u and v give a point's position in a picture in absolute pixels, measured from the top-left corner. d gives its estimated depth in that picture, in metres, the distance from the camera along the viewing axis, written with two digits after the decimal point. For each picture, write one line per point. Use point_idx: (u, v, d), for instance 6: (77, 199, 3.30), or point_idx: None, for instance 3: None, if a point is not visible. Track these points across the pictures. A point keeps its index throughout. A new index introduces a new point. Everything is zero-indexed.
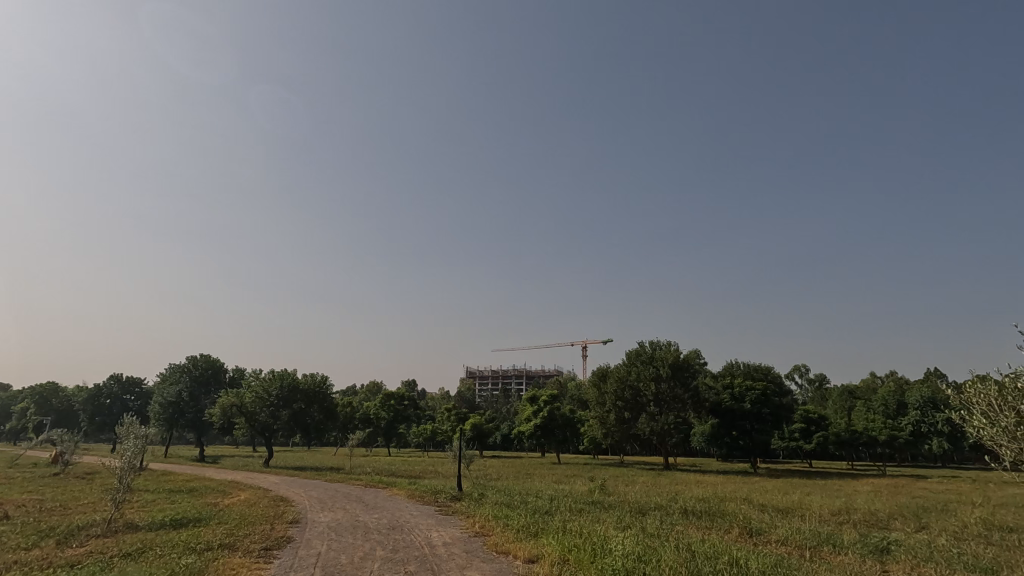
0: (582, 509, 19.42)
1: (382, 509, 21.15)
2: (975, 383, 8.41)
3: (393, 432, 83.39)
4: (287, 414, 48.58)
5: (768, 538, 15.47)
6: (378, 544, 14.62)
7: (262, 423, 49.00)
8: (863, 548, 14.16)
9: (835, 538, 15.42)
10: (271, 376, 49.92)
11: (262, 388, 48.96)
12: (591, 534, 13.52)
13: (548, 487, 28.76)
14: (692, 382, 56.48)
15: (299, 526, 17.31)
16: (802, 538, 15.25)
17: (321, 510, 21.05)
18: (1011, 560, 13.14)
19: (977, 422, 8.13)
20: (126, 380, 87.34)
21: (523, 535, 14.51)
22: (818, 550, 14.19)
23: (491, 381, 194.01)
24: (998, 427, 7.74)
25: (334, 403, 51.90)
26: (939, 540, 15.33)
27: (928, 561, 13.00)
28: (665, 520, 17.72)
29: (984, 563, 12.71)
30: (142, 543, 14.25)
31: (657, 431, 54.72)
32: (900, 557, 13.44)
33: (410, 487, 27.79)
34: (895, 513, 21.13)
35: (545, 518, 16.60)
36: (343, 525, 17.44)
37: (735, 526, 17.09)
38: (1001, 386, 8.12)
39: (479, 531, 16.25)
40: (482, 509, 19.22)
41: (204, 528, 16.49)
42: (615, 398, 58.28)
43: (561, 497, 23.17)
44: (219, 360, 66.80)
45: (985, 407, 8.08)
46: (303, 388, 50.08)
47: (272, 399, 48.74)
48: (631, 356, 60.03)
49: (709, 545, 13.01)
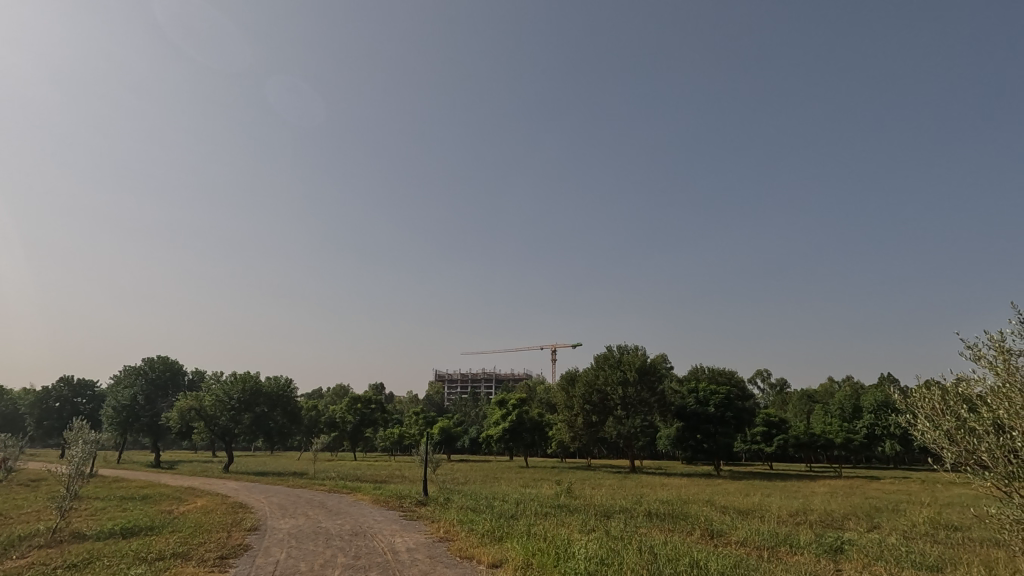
0: (546, 513, 19.34)
1: (345, 515, 20.72)
2: (921, 388, 8.75)
3: (359, 436, 81.83)
4: (248, 418, 47.25)
5: (728, 540, 15.80)
6: (339, 551, 14.35)
7: (222, 428, 47.41)
8: (819, 548, 14.59)
9: (791, 539, 15.81)
10: (232, 379, 48.47)
11: (223, 392, 47.51)
12: (554, 538, 13.53)
13: (514, 491, 28.69)
14: (658, 387, 57.32)
15: (258, 533, 16.83)
16: (760, 539, 15.58)
17: (282, 516, 20.58)
18: (957, 558, 13.64)
19: (922, 426, 8.45)
20: (77, 382, 83.83)
21: (487, 539, 14.48)
22: (775, 551, 14.52)
23: (460, 386, 193.57)
24: (940, 430, 8.06)
25: (298, 406, 50.98)
26: (891, 539, 15.88)
27: (879, 561, 13.43)
28: (630, 523, 17.89)
29: (931, 561, 13.20)
30: (89, 553, 13.60)
31: (624, 435, 55.34)
32: (852, 556, 13.89)
33: (375, 493, 27.44)
34: (848, 514, 21.76)
35: (510, 523, 16.55)
36: (304, 533, 17.03)
37: (697, 528, 17.42)
38: (943, 390, 8.44)
39: (443, 536, 16.04)
40: (447, 514, 19.03)
41: (156, 536, 15.91)
42: (583, 402, 58.70)
43: (527, 501, 23.24)
44: (177, 363, 64.68)
45: (930, 411, 8.38)
46: (266, 391, 48.89)
47: (233, 403, 47.30)
48: (599, 360, 60.45)
49: (671, 548, 13.18)
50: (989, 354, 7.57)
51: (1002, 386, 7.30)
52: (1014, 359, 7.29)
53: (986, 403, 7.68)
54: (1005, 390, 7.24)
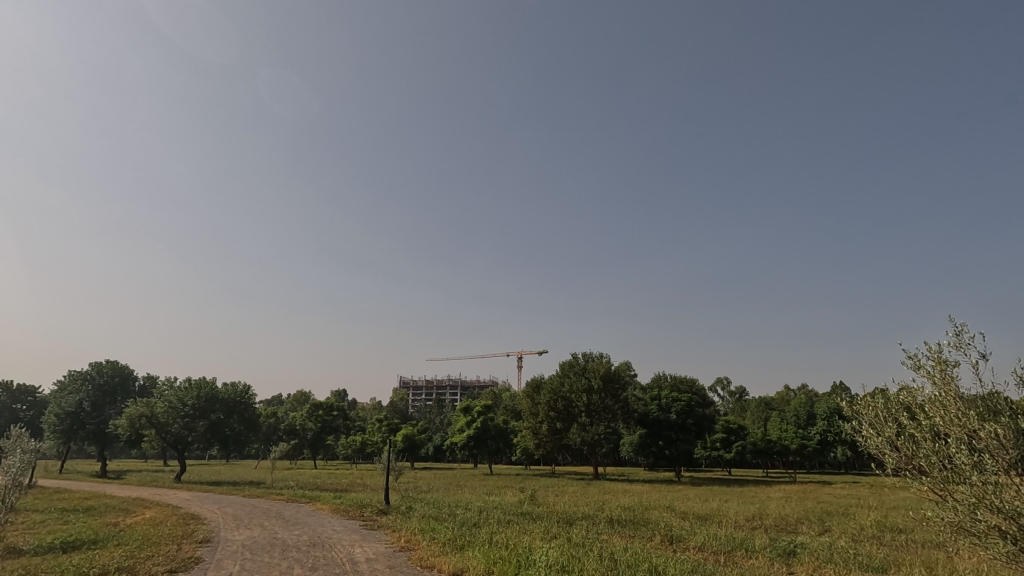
0: (509, 521, 19.17)
1: (302, 525, 20.22)
2: (866, 396, 9.17)
3: (320, 444, 79.87)
4: (203, 425, 45.57)
5: (686, 545, 16.09)
6: (296, 562, 13.97)
7: (174, 436, 45.58)
8: (773, 551, 15.02)
9: (746, 543, 16.22)
10: (186, 385, 46.77)
11: (176, 398, 45.67)
12: (516, 545, 13.55)
13: (477, 498, 28.41)
14: (622, 394, 58.02)
15: (210, 546, 16.22)
16: (717, 544, 15.92)
17: (235, 527, 19.91)
18: (900, 560, 14.27)
19: (866, 433, 8.85)
20: (16, 388, 79.35)
21: (449, 548, 14.35)
22: (732, 555, 14.86)
23: (425, 392, 192.04)
24: (882, 437, 8.47)
25: (256, 413, 49.62)
26: (839, 541, 16.48)
27: (829, 563, 13.92)
28: (591, 530, 18.03)
29: (877, 563, 13.75)
30: (24, 569, 12.86)
31: (588, 442, 55.82)
32: (804, 559, 14.35)
33: (334, 502, 26.85)
34: (802, 518, 22.42)
35: (472, 531, 16.42)
36: (259, 544, 16.51)
37: (657, 534, 17.67)
38: (885, 398, 8.89)
39: (404, 545, 15.79)
40: (409, 523, 18.76)
41: (99, 550, 15.16)
42: (547, 409, 58.91)
43: (490, 508, 23.13)
44: (127, 368, 62.11)
45: (873, 419, 8.77)
46: (222, 398, 47.33)
47: (187, 410, 45.51)
48: (564, 367, 60.69)
49: (631, 554, 13.34)
50: (928, 364, 7.97)
51: (939, 396, 7.68)
52: (949, 368, 7.68)
53: (924, 411, 8.08)
54: (940, 399, 7.63)
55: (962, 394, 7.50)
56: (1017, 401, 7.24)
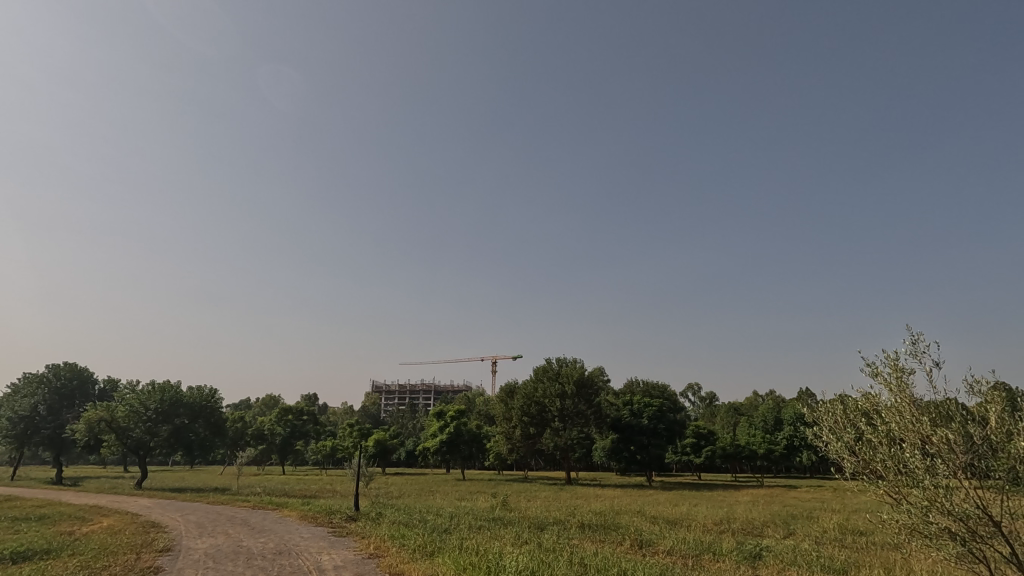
0: (480, 526, 19.09)
1: (269, 532, 19.79)
2: (827, 402, 9.41)
3: (289, 449, 78.23)
4: (167, 430, 44.22)
5: (656, 549, 16.30)
6: (261, 570, 13.67)
7: (135, 441, 44.05)
8: (739, 554, 15.31)
9: (714, 546, 16.49)
10: (149, 389, 45.33)
11: (138, 401, 44.19)
12: (487, 551, 13.51)
13: (448, 504, 28.21)
14: (595, 399, 58.48)
15: (170, 555, 15.72)
16: (686, 548, 16.14)
17: (199, 535, 19.34)
18: (860, 561, 14.70)
19: (827, 437, 9.09)
20: None
21: (418, 555, 14.20)
22: (700, 559, 15.10)
23: (397, 397, 190.21)
24: (841, 442, 8.72)
25: (223, 417, 48.48)
26: (802, 544, 16.88)
27: (792, 565, 14.25)
28: (562, 535, 18.13)
29: (838, 564, 14.12)
30: None
31: (561, 447, 56.12)
32: (769, 562, 14.65)
33: (303, 508, 26.32)
34: (768, 521, 22.95)
35: (442, 537, 16.26)
36: (223, 552, 16.12)
37: (627, 538, 17.83)
38: (845, 404, 9.15)
39: (373, 552, 15.58)
40: (379, 529, 18.57)
41: (51, 561, 14.50)
42: (520, 414, 58.92)
43: (461, 514, 23.02)
44: (88, 371, 60.12)
45: (832, 425, 9.01)
46: (187, 402, 46.09)
47: (150, 414, 44.11)
48: (538, 372, 60.75)
49: (601, 558, 13.42)
50: (886, 372, 8.23)
51: (895, 403, 7.93)
52: (905, 376, 7.95)
53: (879, 417, 8.37)
54: (896, 406, 7.88)
55: (915, 400, 7.77)
56: (968, 406, 7.57)
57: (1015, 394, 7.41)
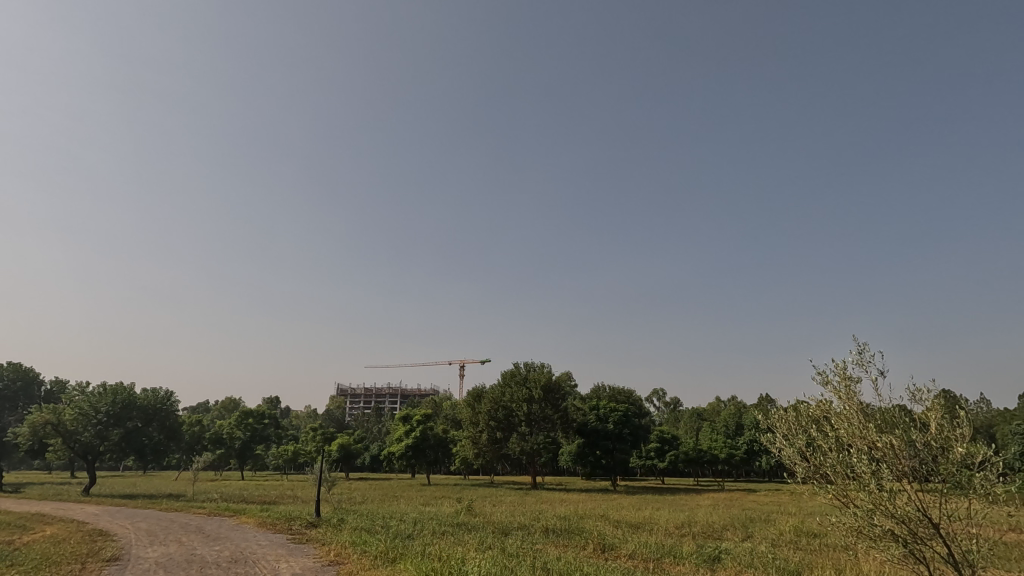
0: (443, 532, 18.96)
1: (225, 540, 19.15)
2: (780, 410, 9.70)
3: (248, 454, 75.95)
4: (118, 433, 42.47)
5: (618, 553, 16.46)
6: None
7: (83, 445, 42.00)
8: (698, 558, 15.61)
9: (675, 550, 16.76)
10: (100, 391, 43.40)
11: (88, 404, 42.25)
12: (450, 557, 13.39)
13: (411, 509, 27.97)
14: (561, 404, 58.80)
15: (118, 564, 15.05)
16: (647, 552, 16.36)
17: (149, 543, 18.57)
18: (813, 563, 15.15)
19: (780, 443, 9.39)
20: None
21: (380, 562, 13.99)
22: (660, 562, 15.34)
23: (363, 400, 187.72)
24: (793, 449, 9.01)
25: (178, 420, 46.83)
26: (759, 547, 17.30)
27: (750, 568, 14.60)
28: (527, 539, 18.12)
29: (793, 566, 14.49)
30: None
31: (527, 451, 56.15)
32: (727, 565, 14.96)
33: (260, 515, 25.58)
34: (727, 525, 23.48)
35: (405, 543, 16.10)
36: (176, 561, 15.54)
37: (590, 542, 17.96)
38: (797, 411, 9.46)
39: (333, 559, 15.28)
40: (340, 536, 18.20)
41: None
42: (488, 418, 58.68)
43: (424, 519, 22.71)
44: (33, 371, 57.31)
45: (786, 430, 9.33)
46: (140, 404, 44.41)
47: (100, 417, 42.25)
48: (505, 377, 60.67)
49: (564, 563, 13.51)
50: (835, 381, 8.53)
51: (843, 410, 8.22)
52: (852, 384, 8.27)
53: (828, 423, 8.69)
54: (844, 414, 8.18)
55: (862, 408, 8.10)
56: (911, 413, 7.93)
57: (954, 403, 7.77)
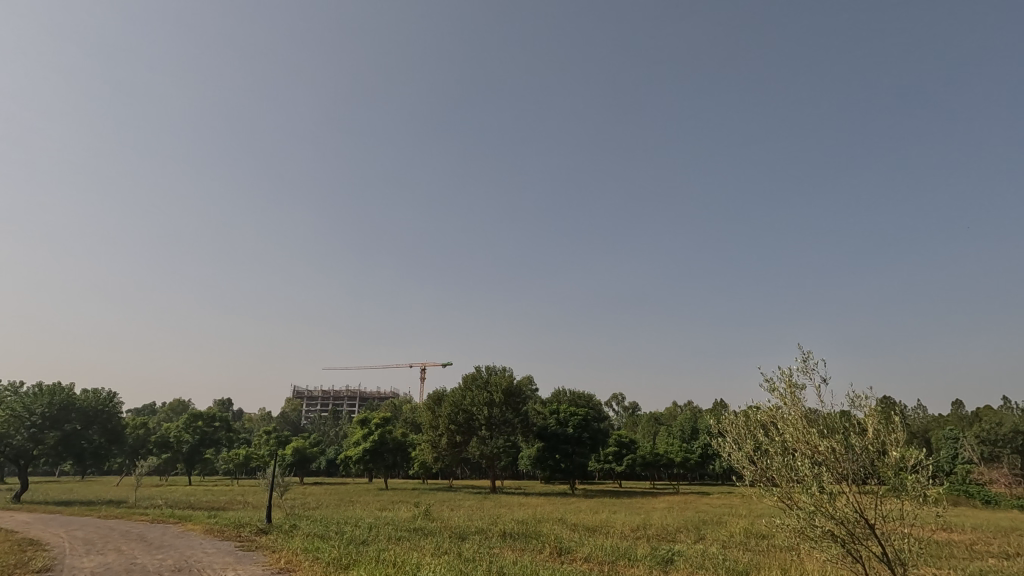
0: (399, 537, 18.69)
1: (168, 548, 18.35)
2: (732, 415, 9.99)
3: (196, 458, 73.21)
4: (55, 437, 40.10)
5: (573, 556, 16.60)
6: None
7: (15, 449, 39.26)
8: (652, 560, 15.85)
9: (630, 552, 17.05)
10: (35, 392, 40.97)
11: (21, 406, 39.75)
12: (404, 563, 13.21)
13: (367, 514, 27.49)
14: (522, 408, 58.91)
15: None
16: (602, 554, 16.55)
17: (85, 553, 17.62)
18: (760, 563, 15.64)
19: (730, 446, 9.68)
20: None
21: (332, 568, 13.70)
22: (615, 565, 15.53)
23: (320, 403, 183.54)
24: (743, 451, 9.33)
25: (121, 423, 44.81)
26: (711, 548, 17.75)
27: (701, 569, 14.95)
28: (483, 544, 18.04)
29: (741, 566, 14.94)
30: None
31: (486, 455, 55.97)
32: (680, 566, 15.31)
33: (208, 521, 24.62)
34: (680, 527, 23.98)
35: (359, 549, 15.80)
36: (113, 571, 14.79)
37: (547, 546, 18.07)
38: (746, 416, 9.78)
39: (282, 567, 14.83)
40: (292, 542, 17.68)
41: None
42: (448, 422, 58.24)
43: (380, 524, 22.45)
44: None
45: (736, 435, 9.63)
46: (80, 406, 42.24)
47: (34, 420, 39.74)
48: (466, 380, 60.41)
49: (518, 567, 13.50)
50: (781, 387, 8.86)
51: (790, 416, 8.52)
52: (797, 390, 8.60)
53: (775, 427, 9.02)
54: (789, 418, 8.51)
55: (805, 412, 8.45)
56: (851, 419, 8.31)
57: (888, 409, 8.20)
